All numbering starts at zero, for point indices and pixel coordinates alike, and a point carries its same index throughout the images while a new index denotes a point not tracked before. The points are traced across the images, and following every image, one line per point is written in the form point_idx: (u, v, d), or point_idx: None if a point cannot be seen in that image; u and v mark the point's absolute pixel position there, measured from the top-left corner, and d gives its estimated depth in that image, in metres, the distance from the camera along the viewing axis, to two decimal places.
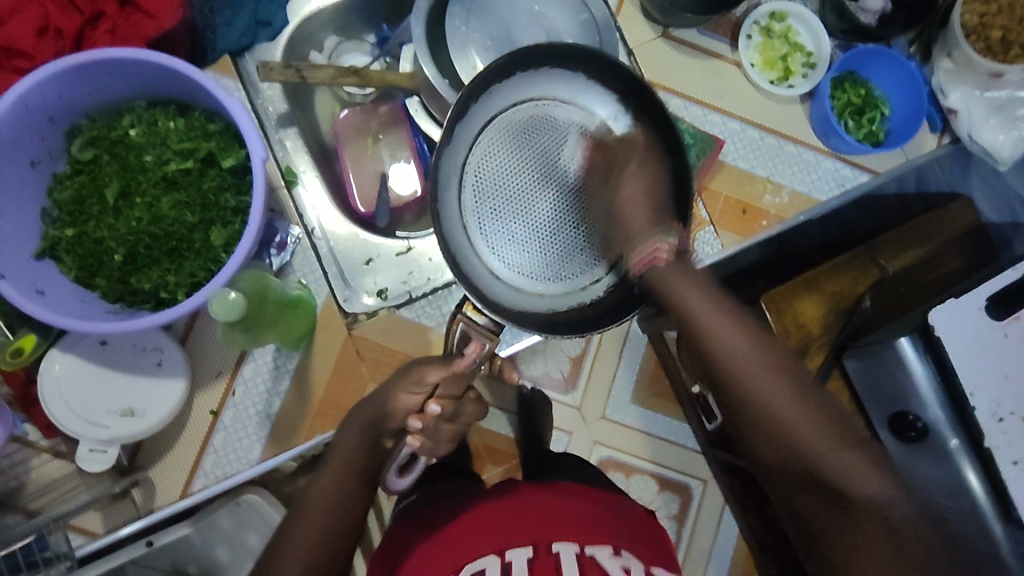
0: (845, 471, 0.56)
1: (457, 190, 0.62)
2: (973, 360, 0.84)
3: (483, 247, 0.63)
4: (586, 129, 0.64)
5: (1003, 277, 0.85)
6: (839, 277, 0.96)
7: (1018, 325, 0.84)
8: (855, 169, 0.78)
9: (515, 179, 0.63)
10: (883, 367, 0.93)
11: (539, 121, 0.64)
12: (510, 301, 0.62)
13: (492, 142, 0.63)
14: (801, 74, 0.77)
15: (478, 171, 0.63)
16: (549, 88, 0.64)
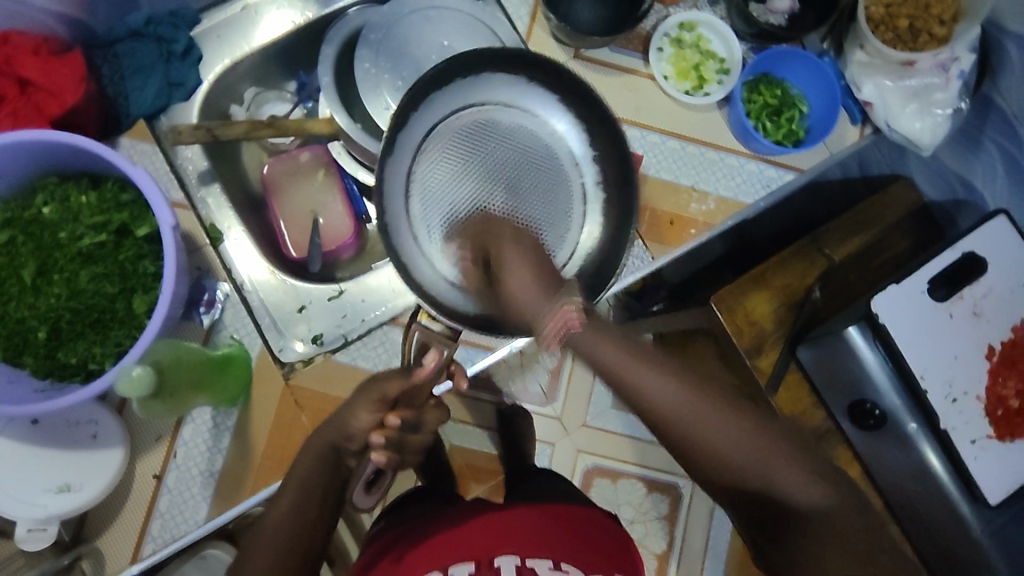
0: (713, 445, 0.53)
1: (404, 197, 0.66)
2: (921, 346, 0.85)
3: (433, 246, 0.65)
4: (530, 133, 0.68)
5: (945, 260, 0.85)
6: (789, 269, 0.94)
7: (962, 305, 0.86)
8: (779, 169, 0.78)
9: (461, 180, 0.66)
10: (834, 359, 0.93)
11: (482, 126, 0.67)
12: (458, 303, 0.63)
13: (436, 152, 0.67)
14: (716, 81, 0.78)
15: (426, 174, 0.66)
16: (490, 99, 0.67)
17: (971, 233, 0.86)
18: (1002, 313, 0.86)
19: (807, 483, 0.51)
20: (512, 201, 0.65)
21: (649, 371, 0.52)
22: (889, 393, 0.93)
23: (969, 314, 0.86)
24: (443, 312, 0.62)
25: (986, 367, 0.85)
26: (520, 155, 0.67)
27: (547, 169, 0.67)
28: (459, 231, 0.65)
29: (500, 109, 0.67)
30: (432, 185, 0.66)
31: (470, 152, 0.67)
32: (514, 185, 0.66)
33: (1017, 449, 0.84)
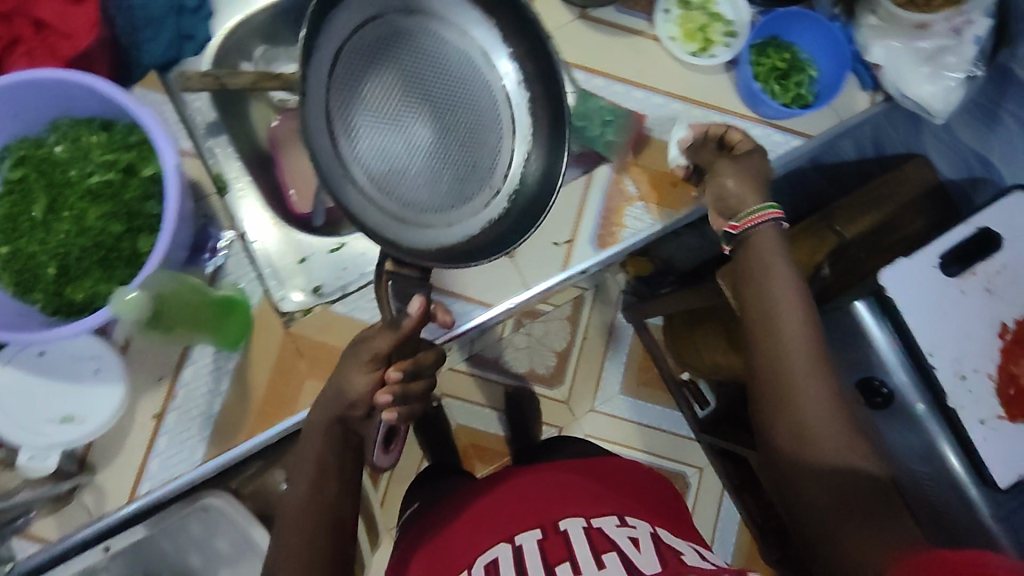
0: (798, 398, 0.59)
1: (330, 137, 0.55)
2: (932, 320, 0.83)
3: (371, 186, 0.57)
4: (435, 34, 0.61)
5: (960, 235, 0.83)
6: (796, 246, 0.95)
7: (974, 281, 0.84)
8: (786, 134, 0.77)
9: (381, 105, 0.58)
10: (842, 338, 0.90)
11: (383, 38, 0.59)
12: (423, 242, 0.58)
13: (347, 75, 0.57)
14: (723, 43, 0.78)
15: (346, 100, 0.56)
16: (386, 4, 0.59)
17: (988, 208, 0.84)
18: (1016, 291, 0.84)
19: (855, 455, 0.57)
20: (439, 121, 0.60)
21: (787, 306, 0.62)
22: (895, 370, 0.87)
23: (982, 289, 0.84)
24: (406, 252, 0.56)
25: (999, 346, 0.83)
26: (432, 64, 0.60)
27: (461, 75, 0.61)
28: (398, 167, 0.58)
29: (398, 15, 0.59)
30: (353, 115, 0.57)
31: (382, 69, 0.59)
32: (438, 103, 0.60)
33: None
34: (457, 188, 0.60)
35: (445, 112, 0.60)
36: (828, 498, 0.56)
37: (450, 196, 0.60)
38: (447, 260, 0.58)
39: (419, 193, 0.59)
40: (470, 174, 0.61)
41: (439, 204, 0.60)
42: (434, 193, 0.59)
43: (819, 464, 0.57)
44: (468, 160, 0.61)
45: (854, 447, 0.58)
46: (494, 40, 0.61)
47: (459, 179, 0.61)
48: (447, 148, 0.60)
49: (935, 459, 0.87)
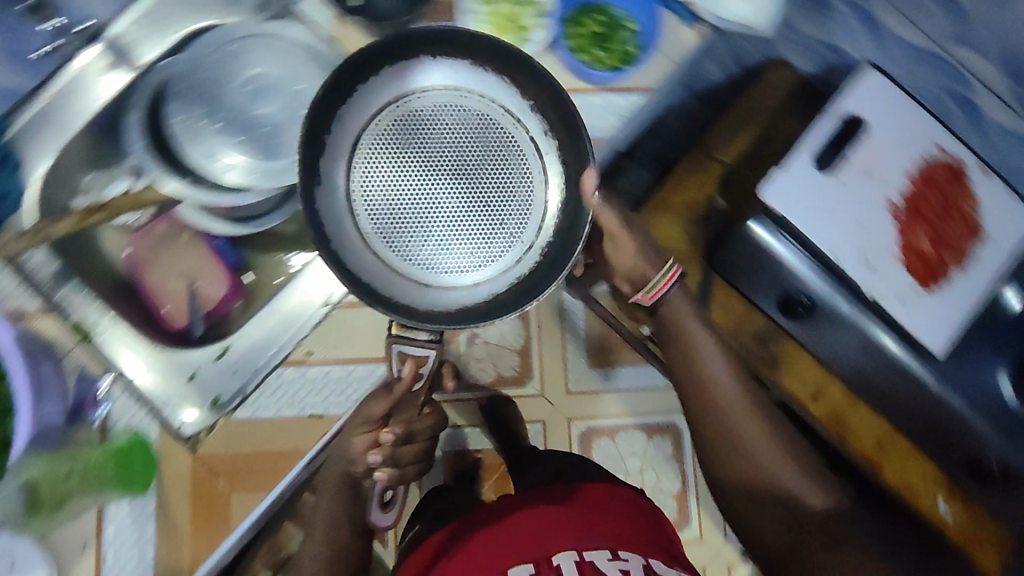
0: (748, 441, 0.71)
1: (349, 218, 0.61)
2: (825, 222, 0.83)
3: (396, 257, 0.61)
4: (461, 106, 0.63)
5: (824, 130, 0.84)
6: (685, 187, 0.93)
7: (851, 169, 0.84)
8: (623, 95, 0.77)
9: (399, 179, 0.61)
10: (751, 262, 0.89)
11: (404, 117, 0.62)
12: (444, 303, 0.61)
13: (366, 160, 0.61)
14: (538, 26, 0.76)
15: (364, 181, 0.61)
16: (403, 89, 0.62)
17: (841, 95, 0.85)
18: (891, 165, 0.85)
19: (815, 493, 0.70)
20: (465, 185, 0.61)
21: (726, 378, 0.73)
22: (818, 281, 0.88)
23: (861, 175, 0.84)
24: (416, 312, 0.60)
25: (892, 223, 0.84)
26: (456, 132, 0.62)
27: (490, 138, 0.63)
28: (427, 236, 0.61)
29: (418, 95, 0.62)
30: (373, 195, 0.61)
31: (404, 145, 0.62)
32: (467, 163, 0.61)
33: (945, 293, 0.83)
34: (486, 248, 0.62)
35: (472, 173, 0.61)
36: (765, 515, 0.70)
37: (478, 257, 0.62)
38: (461, 320, 0.60)
39: (445, 255, 0.61)
40: (500, 231, 0.62)
41: (465, 265, 0.62)
42: (457, 254, 0.61)
43: (793, 504, 0.69)
44: (497, 218, 0.62)
45: (812, 488, 0.70)
46: (514, 95, 0.63)
47: (489, 236, 0.62)
48: (480, 211, 0.61)
49: (872, 347, 0.88)
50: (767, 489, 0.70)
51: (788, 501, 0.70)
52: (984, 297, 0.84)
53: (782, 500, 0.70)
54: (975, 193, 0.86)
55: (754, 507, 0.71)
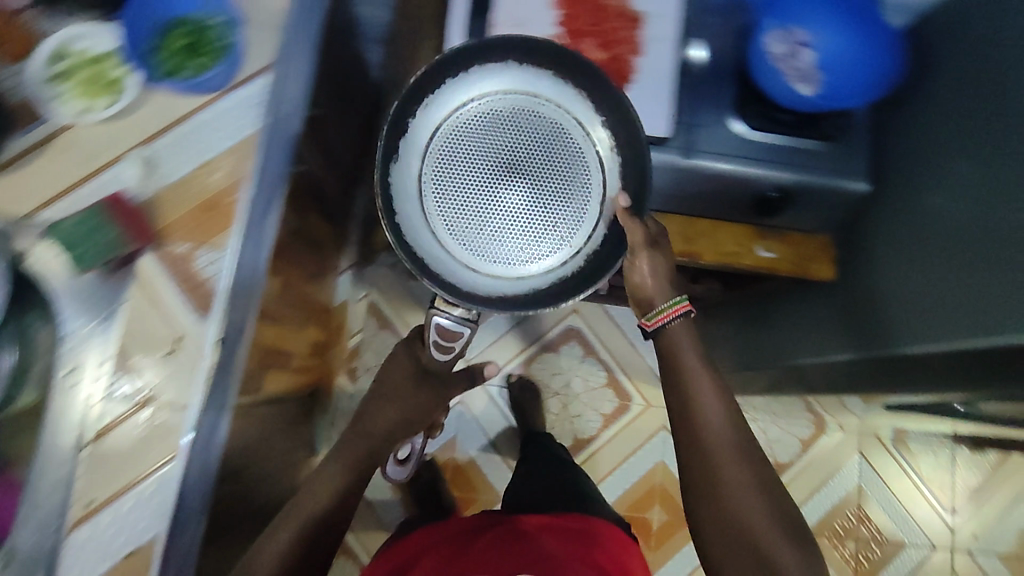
0: (719, 455, 0.81)
1: (419, 197, 0.82)
2: (504, 82, 0.83)
3: (453, 242, 0.82)
4: (542, 110, 0.84)
5: (463, 13, 0.89)
6: None
7: (503, 31, 0.89)
8: (249, 85, 0.75)
9: (470, 176, 0.82)
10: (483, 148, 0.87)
11: (489, 119, 0.83)
12: (486, 288, 0.80)
13: (441, 155, 0.83)
14: (125, 73, 0.72)
15: (435, 176, 0.82)
16: (489, 89, 0.83)
17: None
18: (535, 10, 0.90)
19: (758, 502, 0.79)
20: (534, 181, 0.82)
21: (711, 396, 0.83)
22: None
23: (512, 31, 0.89)
24: (461, 292, 0.79)
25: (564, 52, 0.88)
26: (533, 136, 0.83)
27: (558, 147, 0.83)
28: (483, 228, 0.82)
29: (501, 97, 0.83)
30: (443, 181, 0.82)
31: (471, 145, 0.83)
32: (524, 167, 0.82)
33: (642, 83, 0.89)
34: (539, 243, 0.82)
35: (525, 166, 0.82)
36: (728, 529, 0.79)
37: (524, 253, 0.82)
38: (489, 303, 0.78)
39: (491, 246, 0.82)
40: (549, 235, 0.82)
41: (513, 256, 0.82)
42: (530, 224, 0.82)
43: (749, 527, 0.78)
44: (541, 224, 0.82)
45: (757, 498, 0.79)
46: (592, 117, 0.83)
47: (536, 236, 0.82)
48: (532, 214, 0.82)
49: None
50: (718, 492, 0.80)
51: (730, 513, 0.79)
52: (675, 66, 0.89)
53: (733, 518, 0.79)
54: None
55: (728, 538, 0.79)
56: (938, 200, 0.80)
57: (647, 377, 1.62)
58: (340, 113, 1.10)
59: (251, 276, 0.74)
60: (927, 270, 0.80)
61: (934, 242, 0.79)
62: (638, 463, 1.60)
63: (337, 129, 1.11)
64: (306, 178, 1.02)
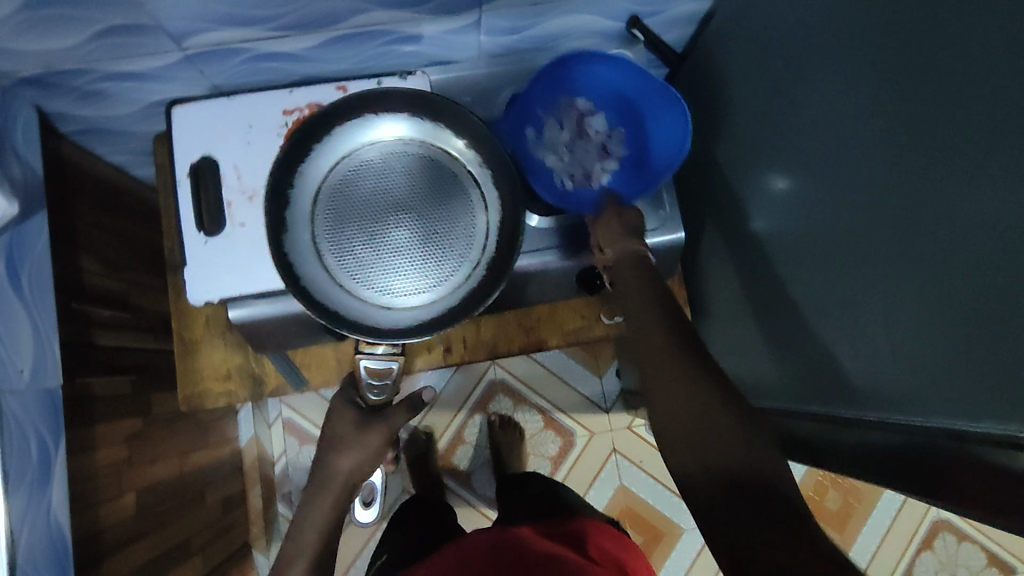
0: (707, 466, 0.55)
1: (314, 254, 0.72)
2: (257, 270, 0.75)
3: (355, 283, 0.72)
4: (422, 147, 0.74)
5: (189, 194, 0.76)
6: (189, 309, 0.90)
7: (236, 203, 0.76)
8: None
9: (362, 222, 0.73)
10: (279, 327, 0.81)
11: (364, 169, 0.74)
12: (394, 319, 0.71)
13: (333, 204, 0.73)
14: None
15: (331, 230, 0.73)
16: (362, 143, 0.74)
17: (179, 152, 0.77)
18: (265, 163, 0.77)
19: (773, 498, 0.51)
20: (421, 213, 0.74)
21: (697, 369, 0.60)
22: None
23: (246, 199, 0.77)
24: (368, 327, 0.69)
25: None
26: (414, 175, 0.74)
27: (439, 178, 0.74)
28: (387, 265, 0.73)
29: (374, 144, 0.74)
30: (340, 233, 0.73)
31: (359, 192, 0.73)
32: (414, 203, 0.74)
33: None
34: (439, 262, 0.73)
35: (415, 199, 0.74)
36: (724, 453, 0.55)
37: (429, 274, 0.73)
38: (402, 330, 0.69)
39: (394, 277, 0.73)
40: (448, 248, 0.74)
41: (419, 281, 0.73)
42: (433, 265, 0.73)
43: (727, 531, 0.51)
44: (440, 245, 0.73)
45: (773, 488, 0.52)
46: (457, 141, 0.74)
47: (438, 254, 0.73)
48: (427, 238, 0.74)
49: None
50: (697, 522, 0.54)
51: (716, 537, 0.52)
52: None
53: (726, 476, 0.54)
54: None
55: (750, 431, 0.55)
56: (797, 246, 0.73)
57: (583, 406, 1.54)
58: (141, 294, 1.05)
59: (60, 543, 0.75)
60: (856, 318, 0.64)
61: (811, 294, 0.72)
62: (598, 496, 1.51)
63: (144, 309, 1.06)
64: (119, 378, 0.96)
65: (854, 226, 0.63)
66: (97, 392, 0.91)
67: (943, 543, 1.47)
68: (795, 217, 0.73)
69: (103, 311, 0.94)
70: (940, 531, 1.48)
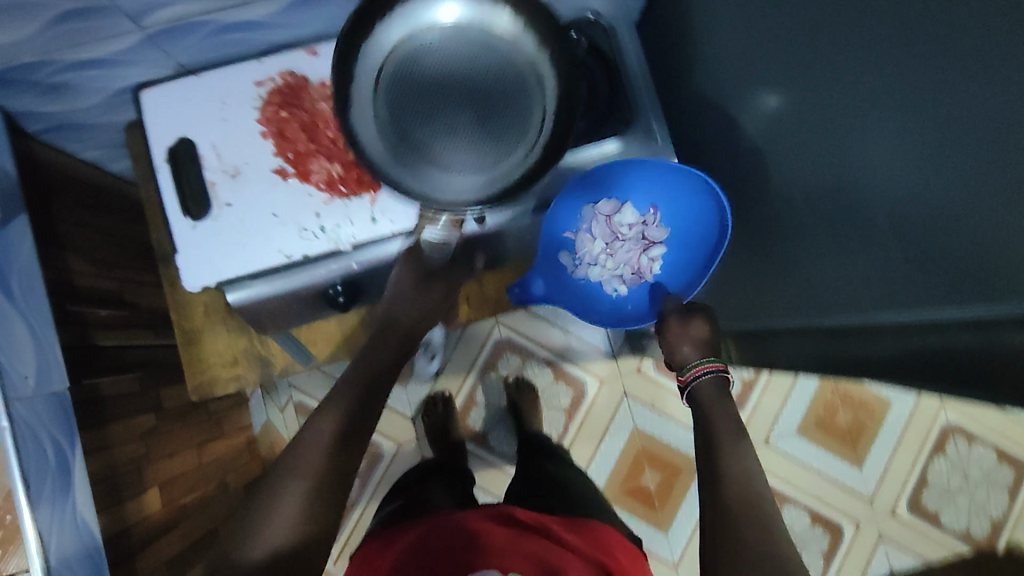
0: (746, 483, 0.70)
1: (375, 133, 0.62)
2: (251, 248, 0.74)
3: (420, 164, 0.62)
4: (481, 16, 0.63)
5: (170, 180, 0.74)
6: (186, 299, 0.89)
7: (220, 183, 0.74)
8: None
9: (422, 96, 0.62)
10: (281, 306, 0.80)
11: (422, 41, 0.63)
12: (456, 199, 0.60)
13: (392, 81, 0.63)
14: None
15: (390, 107, 0.62)
16: (418, 12, 0.63)
17: (155, 138, 0.75)
18: (243, 139, 0.75)
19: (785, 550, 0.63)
20: (486, 88, 0.63)
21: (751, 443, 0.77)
22: (348, 264, 0.77)
23: (229, 177, 0.74)
24: (440, 204, 0.60)
25: (299, 181, 0.75)
26: (475, 47, 0.63)
27: (501, 52, 0.64)
28: (452, 142, 0.62)
29: (432, 11, 0.63)
30: (400, 108, 0.62)
31: (417, 67, 0.63)
32: (479, 75, 0.63)
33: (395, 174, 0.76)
34: (505, 141, 0.63)
35: (477, 73, 0.63)
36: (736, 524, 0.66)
37: (496, 153, 0.62)
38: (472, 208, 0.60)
39: (461, 155, 0.62)
40: (513, 127, 0.63)
41: (485, 160, 0.62)
42: (498, 148, 0.62)
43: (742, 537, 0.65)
44: (509, 122, 0.63)
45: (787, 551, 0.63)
46: (513, 16, 0.64)
47: (505, 132, 0.63)
48: (495, 115, 0.63)
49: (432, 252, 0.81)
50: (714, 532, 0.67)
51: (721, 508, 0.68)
52: None
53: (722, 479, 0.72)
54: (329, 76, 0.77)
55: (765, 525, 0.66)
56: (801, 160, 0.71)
57: (590, 355, 1.55)
58: (134, 292, 1.03)
59: (91, 545, 0.74)
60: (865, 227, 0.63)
61: (818, 209, 0.71)
62: (613, 440, 1.53)
63: (140, 307, 1.04)
64: (128, 377, 0.96)
65: (859, 131, 0.61)
66: (108, 393, 0.90)
67: (955, 447, 1.50)
68: (794, 132, 0.71)
69: (101, 311, 0.93)
70: (951, 436, 1.50)
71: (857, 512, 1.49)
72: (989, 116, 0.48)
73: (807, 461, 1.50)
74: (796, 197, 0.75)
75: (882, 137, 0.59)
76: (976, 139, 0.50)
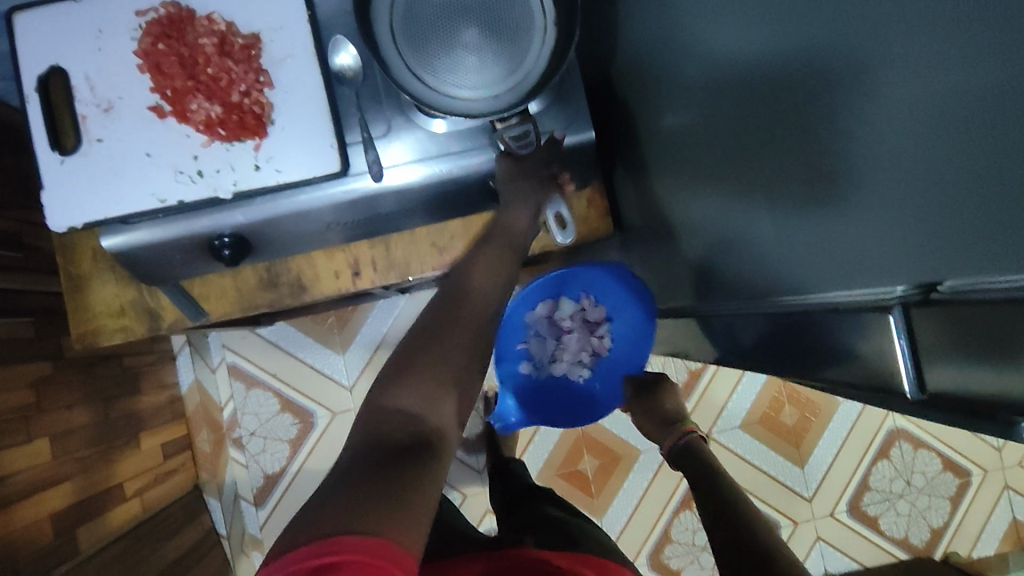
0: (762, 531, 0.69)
1: (403, 62, 0.69)
2: (123, 189, 0.69)
3: (451, 90, 0.70)
4: None
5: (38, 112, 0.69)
6: (75, 246, 0.85)
7: (91, 118, 0.70)
8: None
9: (434, 24, 0.69)
10: (162, 254, 0.76)
11: None
12: (488, 106, 0.70)
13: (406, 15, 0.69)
14: None
15: (410, 37, 0.69)
16: None
17: (23, 65, 0.70)
18: (118, 71, 0.70)
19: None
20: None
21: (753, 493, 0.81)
22: (232, 215, 0.73)
23: (101, 113, 0.70)
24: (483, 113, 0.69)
25: (177, 121, 0.70)
26: None
27: None
28: (469, 59, 0.70)
29: None
30: (421, 38, 0.69)
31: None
32: None
33: (282, 120, 0.71)
34: (513, 45, 0.70)
35: None
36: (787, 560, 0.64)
37: (508, 58, 0.70)
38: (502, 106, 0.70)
39: (482, 71, 0.70)
40: (517, 31, 0.70)
41: (503, 69, 0.71)
42: (511, 54, 0.70)
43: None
44: (512, 26, 0.70)
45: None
46: None
47: (513, 39, 0.70)
48: (501, 24, 0.69)
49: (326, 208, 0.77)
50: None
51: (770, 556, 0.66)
52: (324, 85, 0.71)
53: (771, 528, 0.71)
54: (215, 10, 0.72)
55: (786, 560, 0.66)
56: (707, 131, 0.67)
57: None
58: (33, 235, 1.00)
59: None
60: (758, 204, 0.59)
61: (723, 182, 0.67)
62: None
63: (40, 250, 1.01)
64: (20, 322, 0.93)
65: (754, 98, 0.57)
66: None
67: (900, 452, 1.47)
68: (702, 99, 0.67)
69: None
70: (897, 440, 1.47)
71: (799, 514, 1.46)
72: (842, 81, 0.45)
73: (748, 457, 1.47)
74: (698, 173, 0.72)
75: (761, 108, 0.56)
76: (836, 108, 0.47)
